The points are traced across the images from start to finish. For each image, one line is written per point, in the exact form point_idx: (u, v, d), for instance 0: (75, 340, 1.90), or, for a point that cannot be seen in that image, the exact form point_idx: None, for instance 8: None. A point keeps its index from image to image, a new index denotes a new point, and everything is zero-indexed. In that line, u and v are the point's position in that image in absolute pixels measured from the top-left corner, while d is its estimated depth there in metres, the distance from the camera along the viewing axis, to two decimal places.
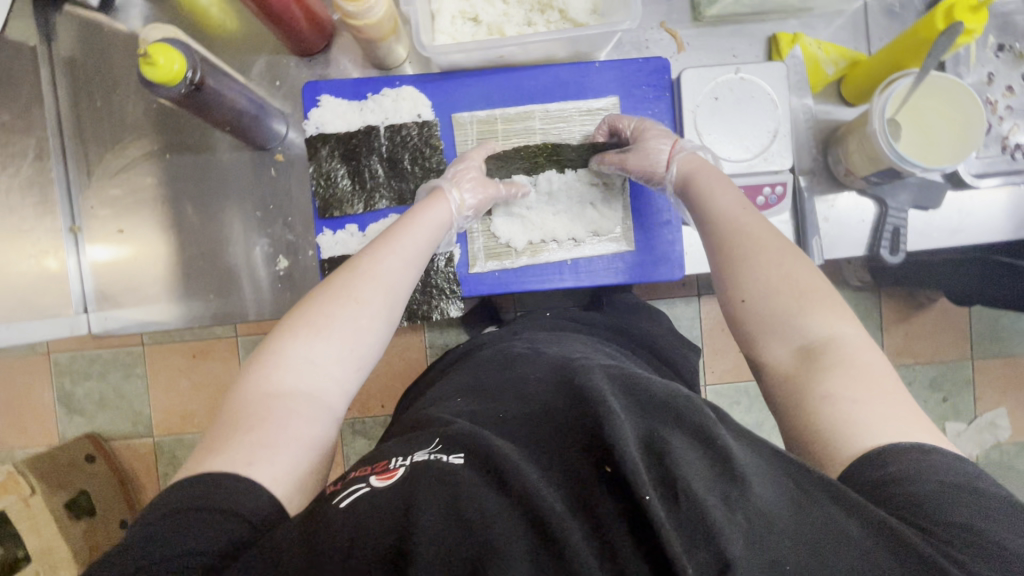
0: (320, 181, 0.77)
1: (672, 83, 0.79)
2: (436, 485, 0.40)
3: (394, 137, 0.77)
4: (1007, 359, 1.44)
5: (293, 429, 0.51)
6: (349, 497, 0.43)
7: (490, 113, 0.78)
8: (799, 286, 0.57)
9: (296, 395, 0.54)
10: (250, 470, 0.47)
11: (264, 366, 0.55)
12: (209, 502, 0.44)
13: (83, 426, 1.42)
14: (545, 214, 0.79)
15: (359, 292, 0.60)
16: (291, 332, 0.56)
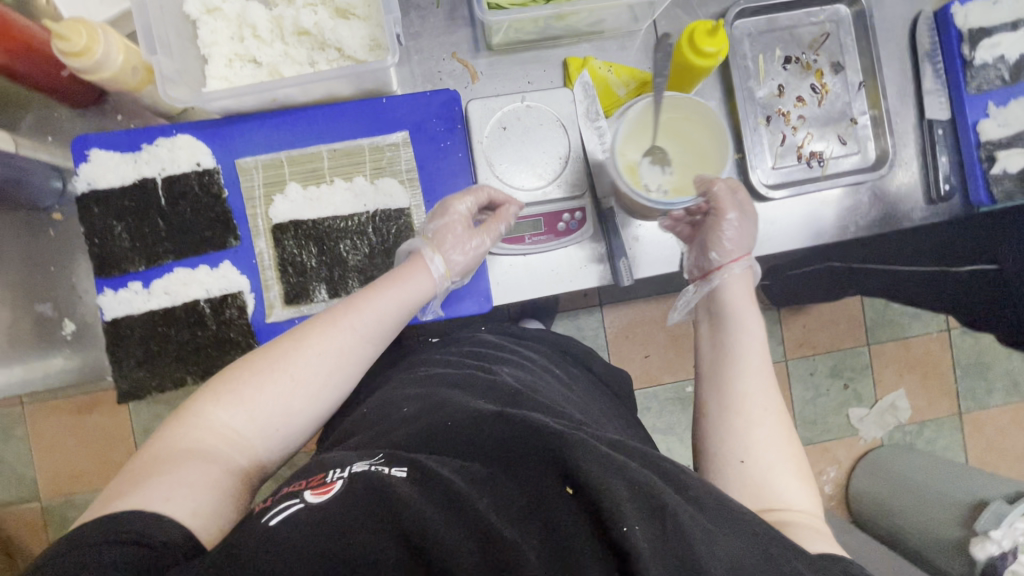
0: (94, 240, 0.73)
1: (463, 113, 0.78)
2: (377, 493, 0.41)
3: (172, 188, 0.74)
4: (903, 342, 1.45)
5: (203, 476, 0.48)
6: (278, 514, 0.42)
7: (274, 156, 0.75)
8: (790, 413, 0.61)
9: (224, 450, 0.51)
10: (165, 505, 0.45)
11: (188, 418, 0.52)
12: (124, 535, 0.41)
13: None
14: (341, 255, 0.75)
15: (323, 346, 0.57)
16: (271, 363, 0.55)
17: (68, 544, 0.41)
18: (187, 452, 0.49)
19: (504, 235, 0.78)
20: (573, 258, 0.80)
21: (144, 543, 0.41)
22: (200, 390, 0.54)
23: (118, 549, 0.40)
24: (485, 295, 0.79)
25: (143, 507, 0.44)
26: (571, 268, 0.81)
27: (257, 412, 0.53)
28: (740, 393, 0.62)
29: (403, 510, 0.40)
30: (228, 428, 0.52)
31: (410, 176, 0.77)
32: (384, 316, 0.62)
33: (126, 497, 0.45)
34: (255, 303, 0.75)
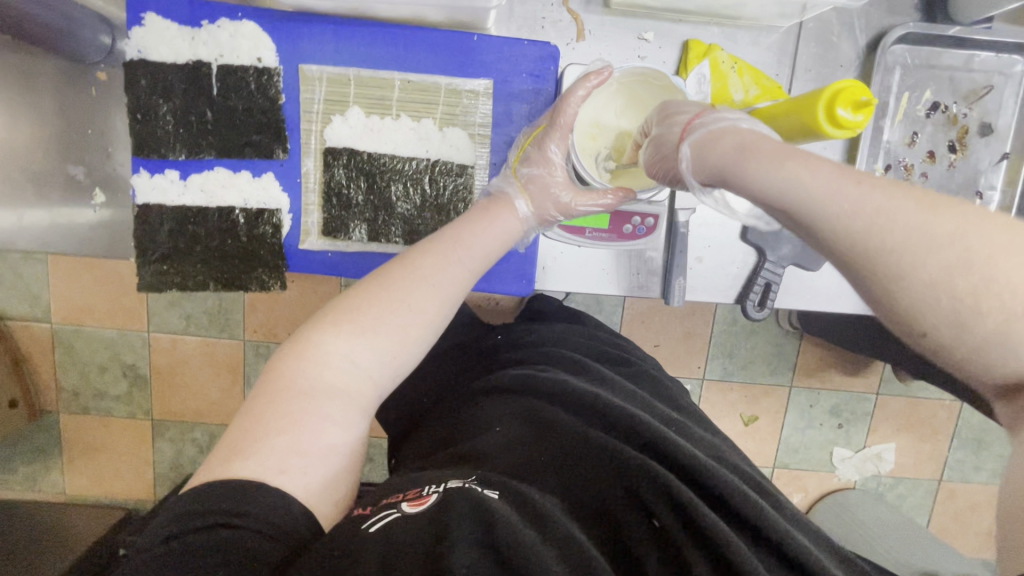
0: (137, 114, 0.68)
1: (557, 76, 0.69)
2: (474, 512, 0.41)
3: (227, 80, 0.67)
4: (912, 399, 1.36)
5: (331, 435, 0.48)
6: (377, 522, 0.42)
7: (342, 71, 0.68)
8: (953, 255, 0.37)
9: (336, 383, 0.51)
10: (281, 478, 0.44)
11: (300, 349, 0.51)
12: (233, 510, 0.41)
13: None
14: (390, 199, 0.70)
15: (432, 275, 0.57)
16: (336, 324, 0.53)
17: (198, 523, 0.41)
18: (302, 388, 0.49)
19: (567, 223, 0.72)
20: (628, 264, 0.75)
21: (257, 527, 0.41)
22: (308, 323, 0.54)
23: (226, 530, 0.40)
24: (528, 279, 0.73)
25: (264, 480, 0.44)
26: (624, 273, 0.75)
27: (377, 341, 0.53)
28: (885, 245, 0.38)
29: (496, 529, 0.40)
30: (341, 354, 0.52)
31: (481, 132, 0.69)
32: (470, 251, 0.61)
33: (253, 456, 0.45)
34: (292, 225, 0.71)
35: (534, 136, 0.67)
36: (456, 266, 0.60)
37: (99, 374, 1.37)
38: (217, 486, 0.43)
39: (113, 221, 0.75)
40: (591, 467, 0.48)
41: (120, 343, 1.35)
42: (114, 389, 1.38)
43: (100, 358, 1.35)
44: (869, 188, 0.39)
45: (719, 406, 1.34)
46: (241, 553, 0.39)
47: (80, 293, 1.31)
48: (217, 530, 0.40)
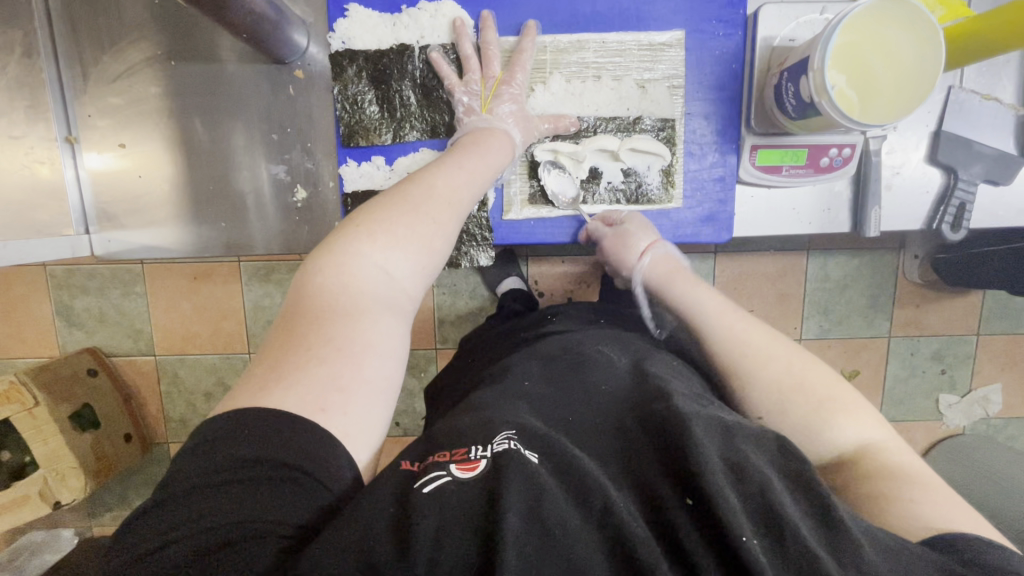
0: (344, 105, 0.70)
1: (748, 19, 0.69)
2: (526, 480, 0.37)
3: (429, 60, 0.69)
4: (1013, 338, 1.14)
5: (372, 335, 0.45)
6: (429, 483, 0.39)
7: (538, 39, 0.69)
8: (815, 397, 0.51)
9: (389, 295, 0.49)
10: (323, 417, 0.40)
11: (333, 255, 0.48)
12: (269, 453, 0.37)
13: (82, 342, 1.21)
14: (594, 156, 0.71)
15: (449, 193, 0.56)
16: (369, 233, 0.50)
17: (237, 459, 0.37)
18: (343, 310, 0.46)
19: (764, 162, 0.73)
20: (818, 198, 0.76)
21: (303, 471, 0.37)
22: (345, 226, 0.51)
23: (265, 473, 0.37)
24: (726, 224, 0.74)
25: (308, 416, 0.40)
26: (814, 209, 0.77)
27: (416, 248, 0.52)
28: (717, 334, 0.58)
29: (541, 496, 0.37)
30: (379, 269, 0.49)
31: (678, 82, 0.70)
32: (470, 178, 0.59)
33: (291, 389, 0.41)
34: (495, 197, 0.72)
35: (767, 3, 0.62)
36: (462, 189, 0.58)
37: (206, 401, 1.24)
38: (257, 417, 0.39)
39: (312, 215, 0.76)
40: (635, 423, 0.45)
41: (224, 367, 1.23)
42: None
43: (206, 385, 1.22)
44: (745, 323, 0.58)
45: None
46: (287, 498, 0.36)
47: (179, 320, 1.19)
48: (262, 469, 0.37)
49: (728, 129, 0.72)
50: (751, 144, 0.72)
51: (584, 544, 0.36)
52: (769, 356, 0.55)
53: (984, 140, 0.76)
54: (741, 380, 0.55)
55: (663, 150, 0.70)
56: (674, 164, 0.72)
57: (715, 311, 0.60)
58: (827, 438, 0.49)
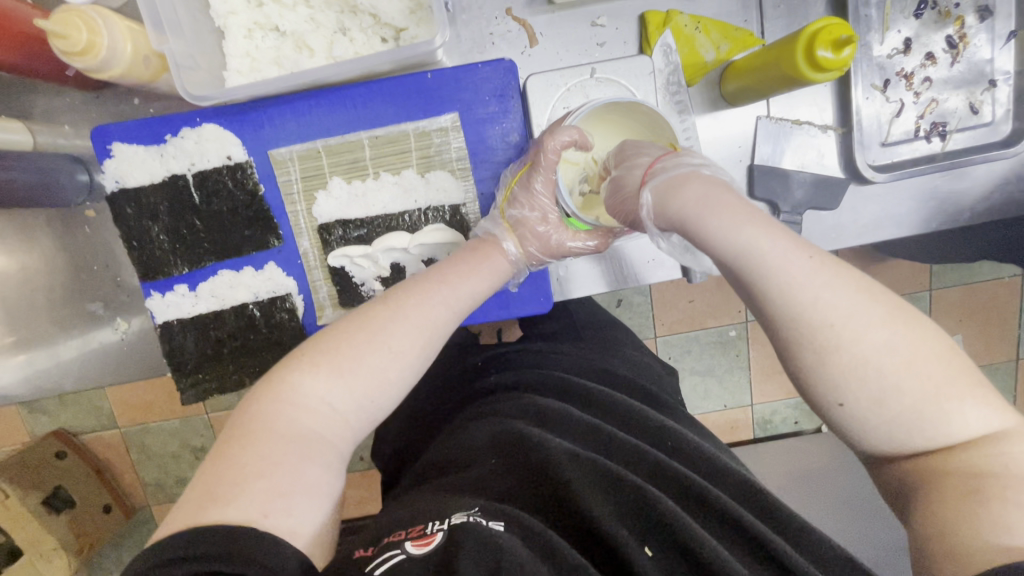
0: (132, 243, 0.69)
1: (521, 89, 0.67)
2: (483, 545, 0.44)
3: (205, 185, 0.68)
4: None
5: (310, 472, 0.48)
6: (382, 564, 0.44)
7: (309, 145, 0.67)
8: (935, 384, 0.43)
9: (317, 429, 0.50)
10: (267, 521, 0.44)
11: (278, 389, 0.50)
12: (233, 557, 0.41)
13: (49, 425, 1.34)
14: (389, 253, 0.69)
15: (416, 316, 0.55)
16: (311, 363, 0.51)
17: (189, 568, 0.40)
18: (281, 431, 0.48)
19: None
20: (640, 251, 0.73)
21: (254, 567, 0.41)
22: (296, 351, 0.53)
23: (225, 574, 0.40)
24: (544, 295, 0.72)
25: (251, 523, 0.43)
26: (640, 262, 0.73)
27: (356, 386, 0.52)
28: (814, 318, 0.43)
29: (501, 561, 0.43)
30: (316, 398, 0.50)
31: (461, 165, 0.68)
32: (451, 299, 0.57)
33: (233, 502, 0.44)
34: (305, 305, 0.72)
35: (520, 177, 0.65)
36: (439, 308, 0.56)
37: (174, 461, 1.36)
38: (207, 533, 0.42)
39: (142, 338, 0.77)
40: (590, 475, 0.53)
41: (185, 428, 1.34)
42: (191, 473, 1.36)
43: (172, 448, 1.34)
44: (822, 266, 0.44)
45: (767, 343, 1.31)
46: None
47: (134, 391, 1.31)
48: (220, 570, 0.40)
49: None
50: None
51: None
52: (864, 339, 0.42)
53: (802, 166, 0.72)
54: (847, 392, 0.43)
55: (457, 237, 0.68)
56: None
57: (810, 293, 0.43)
58: (947, 431, 0.43)
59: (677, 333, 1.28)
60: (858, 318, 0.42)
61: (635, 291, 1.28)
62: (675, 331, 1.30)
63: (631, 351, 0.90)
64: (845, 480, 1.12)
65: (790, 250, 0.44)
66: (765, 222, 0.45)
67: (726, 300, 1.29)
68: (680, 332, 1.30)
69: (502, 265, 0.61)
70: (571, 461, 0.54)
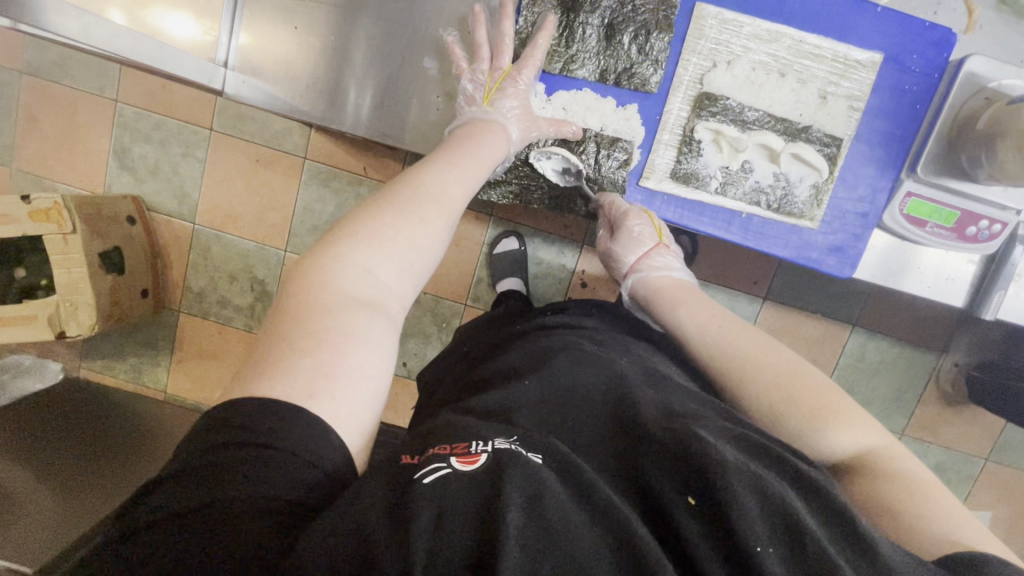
0: (526, 21, 0.69)
1: (949, 65, 0.67)
2: (526, 477, 0.35)
3: (625, 2, 0.67)
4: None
5: (356, 356, 0.40)
6: (428, 474, 0.37)
7: (739, 16, 0.67)
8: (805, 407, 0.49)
9: (374, 296, 0.45)
10: (314, 404, 0.37)
11: (305, 271, 0.44)
12: (235, 433, 0.35)
13: (128, 190, 1.11)
14: (750, 150, 0.69)
15: (436, 191, 0.51)
16: (342, 241, 0.46)
17: (205, 447, 0.35)
18: (321, 303, 0.42)
19: (912, 211, 0.71)
20: (947, 265, 0.75)
21: (269, 445, 0.34)
22: (322, 239, 0.47)
23: (238, 451, 0.34)
24: (853, 261, 0.72)
25: (292, 403, 0.36)
26: (939, 275, 0.75)
27: (391, 248, 0.47)
28: (737, 368, 0.55)
29: (543, 492, 0.35)
30: (359, 278, 0.44)
31: (858, 104, 0.68)
32: (461, 176, 0.55)
33: (285, 376, 0.38)
34: (639, 160, 0.71)
35: None
36: (453, 184, 0.54)
37: (227, 283, 1.13)
38: (233, 408, 0.36)
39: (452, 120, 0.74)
40: (662, 444, 0.40)
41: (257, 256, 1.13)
42: (238, 301, 1.13)
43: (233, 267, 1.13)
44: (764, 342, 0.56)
45: None
46: (258, 476, 0.33)
47: (229, 195, 1.10)
48: (228, 447, 0.34)
49: (889, 169, 0.70)
50: (908, 189, 0.70)
51: (589, 546, 0.33)
52: (761, 356, 0.54)
53: None
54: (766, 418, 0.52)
55: (823, 166, 0.68)
56: (827, 185, 0.70)
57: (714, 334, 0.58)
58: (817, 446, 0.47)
59: None
60: (835, 395, 0.50)
61: None
62: None
63: None
64: None
65: (737, 330, 0.58)
66: (698, 307, 0.62)
67: None
68: None
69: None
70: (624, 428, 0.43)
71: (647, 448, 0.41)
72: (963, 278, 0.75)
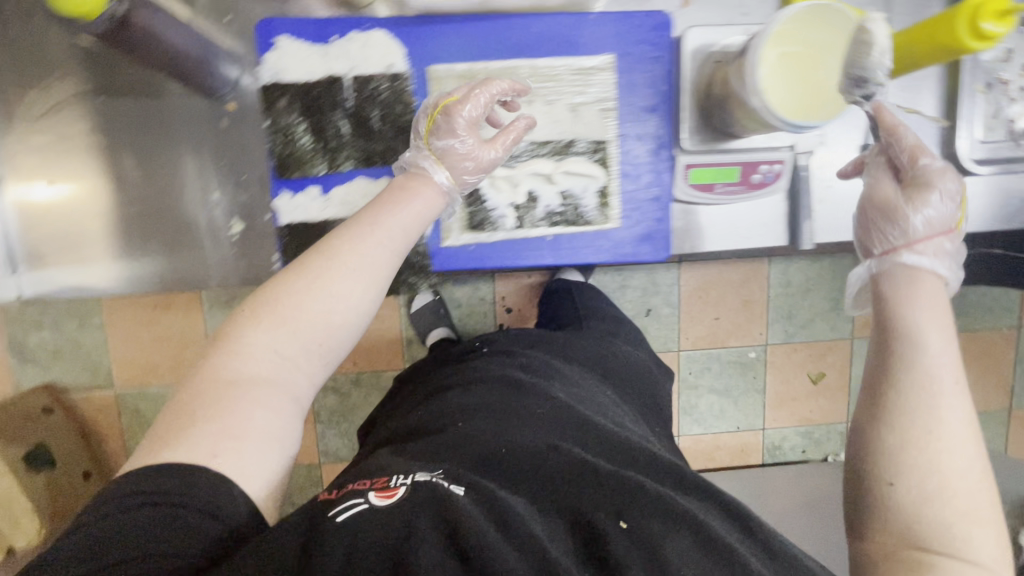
0: (276, 137, 0.69)
1: (674, 43, 0.71)
2: (438, 508, 0.40)
3: (361, 90, 0.69)
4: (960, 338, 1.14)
5: (264, 419, 0.43)
6: (344, 511, 0.40)
7: (469, 66, 0.69)
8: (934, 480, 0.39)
9: (265, 373, 0.44)
10: (216, 462, 0.40)
11: (221, 343, 0.45)
12: (151, 498, 0.37)
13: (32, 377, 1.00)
14: (529, 180, 0.72)
15: (354, 257, 0.47)
16: (254, 319, 0.45)
17: (130, 500, 0.37)
18: (227, 377, 0.43)
19: (698, 181, 0.74)
20: (757, 214, 0.78)
21: (178, 505, 0.38)
22: (239, 307, 0.47)
23: (147, 513, 0.37)
24: (662, 244, 0.75)
25: (190, 463, 0.39)
26: (754, 223, 0.78)
27: (298, 329, 0.45)
28: (907, 408, 0.41)
29: (455, 524, 0.39)
30: (263, 357, 0.45)
31: (609, 105, 0.71)
32: (379, 235, 0.49)
33: (184, 442, 0.40)
34: (434, 225, 0.72)
35: None
36: (378, 248, 0.49)
37: None
38: (143, 475, 0.38)
39: (250, 247, 0.75)
40: (558, 461, 0.47)
41: None
42: None
43: None
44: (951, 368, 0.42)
45: (786, 369, 1.28)
46: (176, 529, 0.37)
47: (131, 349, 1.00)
48: (144, 509, 0.37)
49: (663, 151, 0.73)
50: (684, 164, 0.73)
51: (507, 556, 0.38)
52: (933, 388, 0.41)
53: None
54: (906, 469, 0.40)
55: (596, 173, 0.72)
56: (610, 186, 0.73)
57: (942, 369, 0.41)
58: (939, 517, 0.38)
59: (707, 349, 1.24)
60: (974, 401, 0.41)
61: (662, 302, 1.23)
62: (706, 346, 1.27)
63: (635, 350, 0.84)
64: None
65: (949, 367, 0.41)
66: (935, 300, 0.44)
67: (750, 321, 1.24)
68: (708, 347, 1.26)
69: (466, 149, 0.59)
70: (552, 451, 0.48)
71: (534, 473, 0.47)
72: (777, 218, 0.78)
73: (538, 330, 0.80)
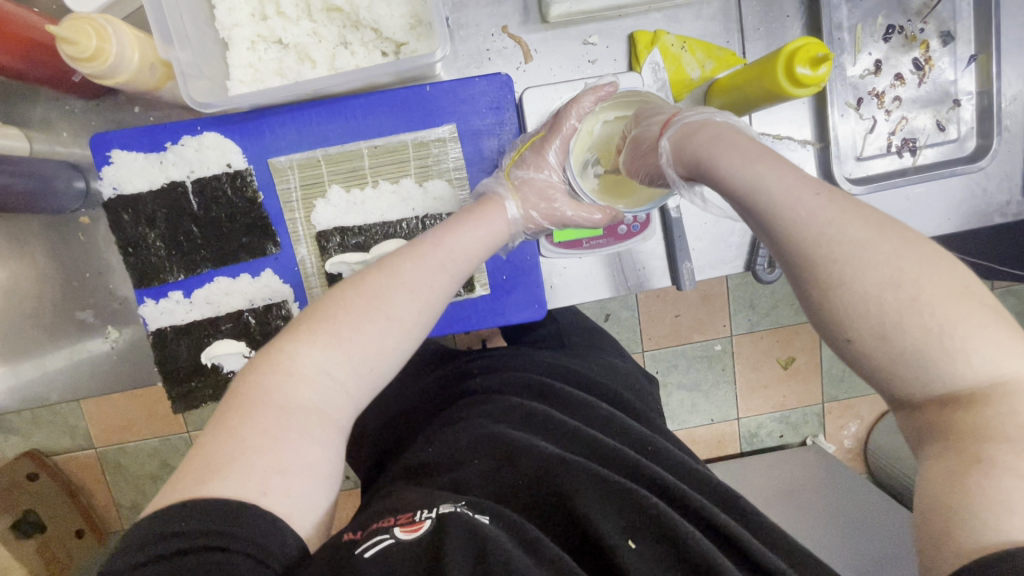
0: (128, 249, 0.69)
1: (515, 104, 0.70)
2: (471, 537, 0.42)
3: (203, 192, 0.68)
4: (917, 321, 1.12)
5: (310, 452, 0.45)
6: (371, 547, 0.42)
7: (309, 153, 0.69)
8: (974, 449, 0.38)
9: (320, 401, 0.47)
10: (266, 499, 0.42)
11: (266, 373, 0.47)
12: (230, 538, 0.40)
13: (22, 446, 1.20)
14: None
15: (392, 311, 0.51)
16: (309, 336, 0.48)
17: (181, 544, 0.39)
18: (276, 404, 0.46)
19: (563, 239, 0.73)
20: (633, 261, 0.75)
21: (243, 551, 0.40)
22: (271, 343, 0.49)
23: (216, 556, 0.39)
24: (538, 303, 0.74)
25: (246, 500, 0.41)
26: (633, 270, 0.76)
27: (352, 354, 0.49)
28: (866, 292, 0.40)
29: (488, 548, 0.41)
30: (318, 366, 0.48)
31: (456, 176, 0.70)
32: (359, 292, 0.51)
33: (231, 474, 0.42)
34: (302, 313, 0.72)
35: (533, 143, 0.67)
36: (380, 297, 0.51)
37: (150, 483, 1.22)
38: (201, 508, 0.40)
39: (132, 349, 0.76)
40: (581, 477, 0.51)
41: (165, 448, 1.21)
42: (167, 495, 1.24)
43: (150, 468, 1.21)
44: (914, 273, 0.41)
45: (752, 358, 1.30)
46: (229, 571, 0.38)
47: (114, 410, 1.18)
48: (207, 553, 0.39)
49: None
50: None
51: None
52: (887, 298, 0.40)
53: None
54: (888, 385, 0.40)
55: None
56: None
57: (896, 291, 0.40)
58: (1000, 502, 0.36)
59: (663, 349, 1.26)
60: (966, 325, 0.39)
61: (621, 307, 1.26)
62: (661, 346, 1.28)
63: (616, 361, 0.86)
64: (828, 495, 1.14)
65: (901, 280, 0.40)
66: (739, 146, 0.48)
67: (711, 315, 1.27)
68: (665, 347, 1.28)
69: (501, 214, 0.62)
70: (563, 466, 0.52)
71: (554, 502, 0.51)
72: (657, 261, 0.76)
73: (533, 352, 0.81)
